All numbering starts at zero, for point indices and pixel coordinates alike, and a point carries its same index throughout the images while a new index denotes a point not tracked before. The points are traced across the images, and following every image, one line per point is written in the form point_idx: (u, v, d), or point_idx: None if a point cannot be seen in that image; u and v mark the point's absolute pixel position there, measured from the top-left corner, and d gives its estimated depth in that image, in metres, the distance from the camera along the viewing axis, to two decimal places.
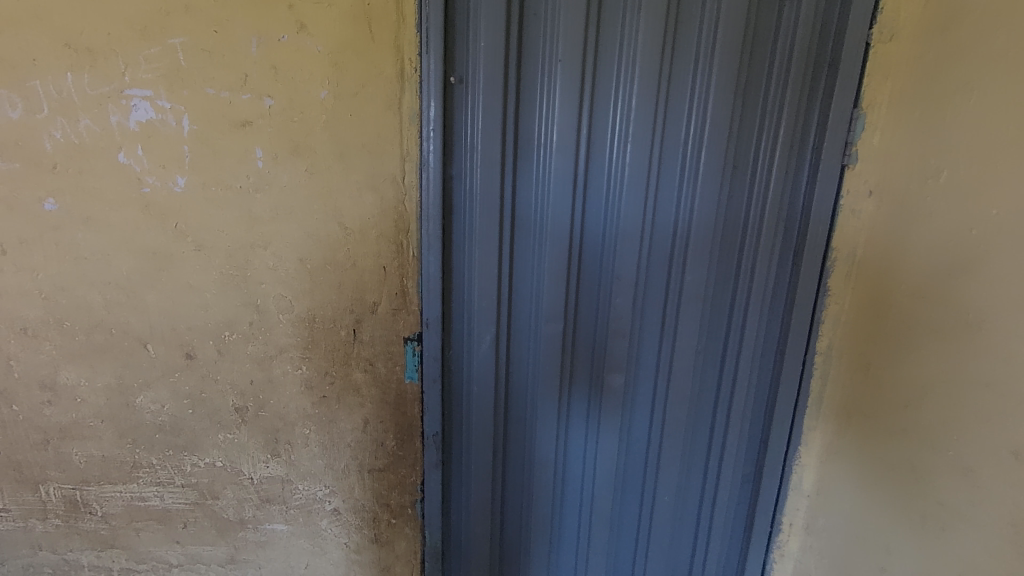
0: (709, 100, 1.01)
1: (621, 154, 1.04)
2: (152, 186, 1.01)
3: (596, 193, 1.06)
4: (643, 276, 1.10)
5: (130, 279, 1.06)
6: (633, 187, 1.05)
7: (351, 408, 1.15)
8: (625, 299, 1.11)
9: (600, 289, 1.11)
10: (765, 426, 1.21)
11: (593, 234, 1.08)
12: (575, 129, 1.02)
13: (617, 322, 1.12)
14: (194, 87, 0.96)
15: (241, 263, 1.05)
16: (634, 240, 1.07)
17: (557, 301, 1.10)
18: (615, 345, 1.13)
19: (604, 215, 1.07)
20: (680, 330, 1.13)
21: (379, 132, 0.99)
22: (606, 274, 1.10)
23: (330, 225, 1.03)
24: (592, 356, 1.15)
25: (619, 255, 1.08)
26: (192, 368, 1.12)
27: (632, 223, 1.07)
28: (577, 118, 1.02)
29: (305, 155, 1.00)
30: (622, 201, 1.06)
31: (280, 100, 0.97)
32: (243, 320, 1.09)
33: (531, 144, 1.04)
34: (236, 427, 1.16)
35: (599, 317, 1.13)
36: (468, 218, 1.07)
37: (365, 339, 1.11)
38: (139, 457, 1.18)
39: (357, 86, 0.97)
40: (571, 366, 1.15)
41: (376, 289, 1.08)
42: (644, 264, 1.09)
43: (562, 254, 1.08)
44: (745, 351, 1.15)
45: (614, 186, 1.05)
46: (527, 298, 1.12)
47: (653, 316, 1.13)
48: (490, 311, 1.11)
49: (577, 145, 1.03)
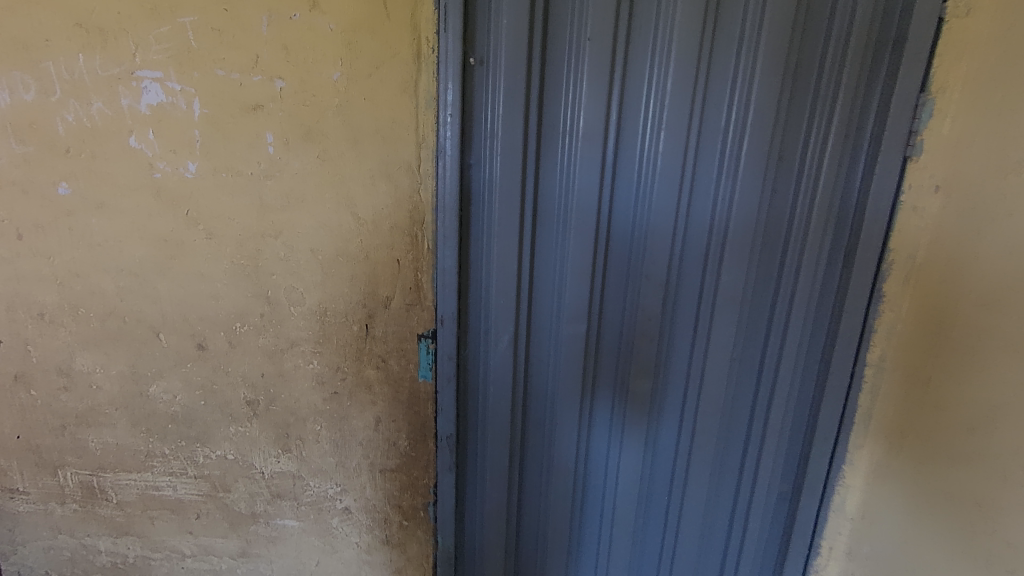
0: (755, 85, 0.91)
1: (655, 143, 0.95)
2: (163, 172, 0.98)
3: (625, 185, 0.98)
4: (675, 275, 1.02)
5: (143, 266, 1.04)
6: (667, 178, 0.96)
7: (363, 406, 1.10)
8: (655, 300, 1.03)
9: (627, 290, 1.03)
10: (804, 442, 1.11)
11: (621, 230, 1.00)
12: (605, 116, 0.94)
13: (645, 325, 1.04)
14: (204, 69, 0.92)
15: (252, 253, 1.02)
16: (667, 236, 0.99)
17: (580, 300, 1.03)
18: (643, 349, 1.06)
19: (633, 209, 0.99)
20: (716, 336, 1.04)
21: (394, 117, 0.94)
22: (636, 273, 1.02)
23: (342, 215, 0.98)
24: (618, 360, 1.07)
25: (648, 253, 1.00)
26: (204, 359, 1.10)
27: (665, 220, 0.98)
28: (605, 104, 0.94)
29: (316, 141, 0.95)
30: (654, 194, 0.98)
31: (291, 83, 0.92)
32: (255, 311, 1.06)
33: (555, 130, 0.96)
34: (248, 420, 1.13)
35: (627, 319, 1.05)
36: (487, 210, 1.01)
37: (378, 335, 1.06)
38: (153, 447, 1.17)
39: (371, 68, 0.91)
40: (595, 369, 1.08)
41: (389, 283, 1.02)
42: (676, 262, 1.01)
43: (587, 251, 1.01)
44: (786, 362, 1.06)
45: (646, 178, 0.97)
46: (548, 296, 1.05)
47: (684, 318, 1.04)
48: (509, 310, 1.04)
49: (606, 133, 0.95)
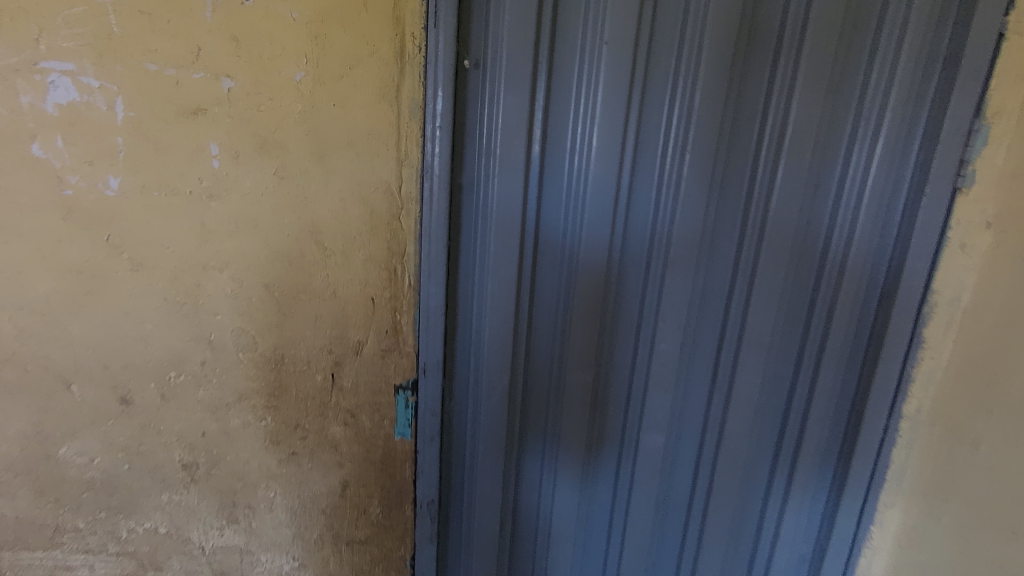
0: (793, 103, 0.80)
1: (678, 167, 0.83)
2: (76, 187, 0.79)
3: (641, 213, 0.85)
4: (694, 316, 0.89)
5: (50, 303, 0.84)
6: (690, 206, 0.84)
7: (327, 468, 0.93)
8: (672, 345, 0.89)
9: (640, 332, 0.90)
10: (830, 508, 0.97)
11: (634, 264, 0.87)
12: (620, 133, 0.81)
13: (659, 372, 0.91)
14: (130, 62, 0.74)
15: (190, 288, 0.83)
16: (688, 272, 0.86)
17: (586, 344, 0.90)
18: (655, 400, 0.92)
19: (649, 241, 0.86)
20: (738, 387, 0.91)
21: (370, 128, 0.77)
22: (650, 313, 0.89)
23: (304, 244, 0.81)
24: (627, 411, 0.93)
25: (665, 292, 0.87)
26: (129, 415, 0.90)
27: (685, 254, 0.85)
28: (622, 120, 0.80)
29: (273, 154, 0.78)
30: (674, 224, 0.84)
31: (243, 82, 0.75)
32: (194, 358, 0.87)
33: (562, 148, 0.83)
34: (184, 487, 0.94)
35: (638, 364, 0.91)
36: (480, 239, 0.86)
37: (346, 386, 0.89)
38: (63, 520, 0.96)
39: (343, 68, 0.75)
40: (601, 421, 0.94)
41: (361, 325, 0.86)
42: (696, 301, 0.88)
43: (596, 288, 0.87)
44: (815, 416, 0.93)
45: (666, 205, 0.84)
46: (547, 338, 0.91)
47: (703, 364, 0.91)
48: (504, 356, 0.89)
49: (622, 153, 0.82)
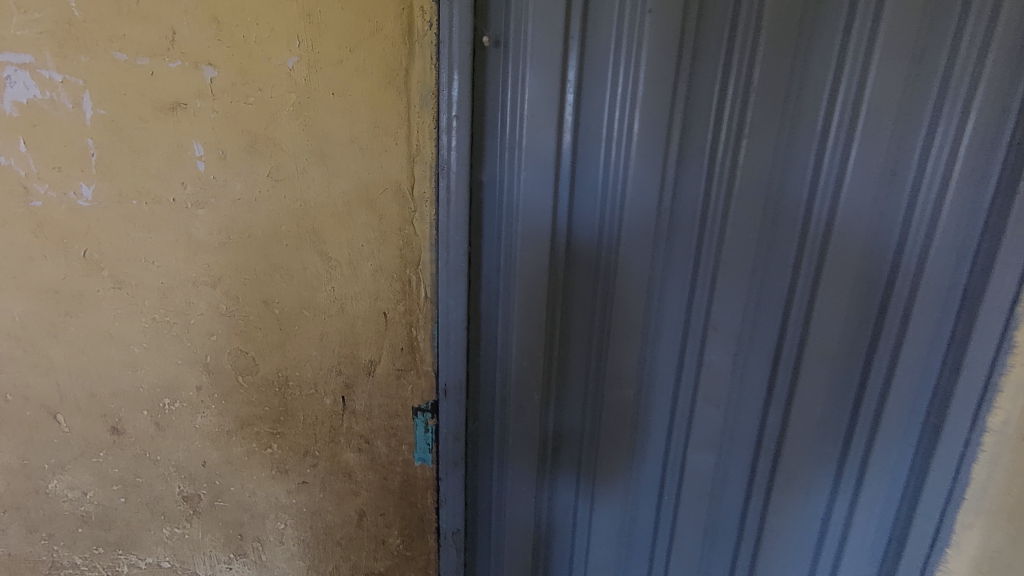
0: (870, 69, 0.62)
1: (734, 155, 0.69)
2: (45, 198, 0.69)
3: (687, 209, 0.72)
4: (748, 325, 0.75)
5: (26, 328, 0.75)
6: (747, 201, 0.70)
7: (341, 498, 0.85)
8: (723, 358, 0.77)
9: (687, 347, 0.78)
10: (893, 552, 0.77)
11: (680, 268, 0.75)
12: (666, 117, 0.69)
13: (708, 390, 0.79)
14: (96, 50, 0.63)
15: (180, 307, 0.74)
16: (743, 275, 0.73)
17: (625, 358, 0.80)
18: (704, 419, 0.80)
19: (696, 239, 0.73)
20: (796, 399, 0.75)
21: (376, 121, 0.67)
22: (698, 323, 0.77)
23: (306, 255, 0.72)
24: (671, 434, 0.82)
25: (715, 299, 0.75)
26: (121, 446, 0.81)
27: (739, 253, 0.72)
28: (668, 102, 0.69)
29: (265, 153, 0.67)
30: (727, 220, 0.71)
31: (226, 71, 0.64)
32: (188, 384, 0.78)
33: (598, 138, 0.72)
34: (187, 520, 0.86)
35: (685, 382, 0.79)
36: (505, 243, 0.77)
37: (359, 410, 0.80)
38: (59, 556, 0.88)
39: (343, 50, 0.64)
40: (642, 442, 0.84)
41: (373, 344, 0.76)
42: (752, 308, 0.74)
43: (637, 297, 0.77)
44: (882, 439, 0.73)
45: (717, 199, 0.71)
46: (583, 354, 0.81)
47: (755, 379, 0.77)
48: (534, 373, 0.81)
49: (667, 141, 0.70)
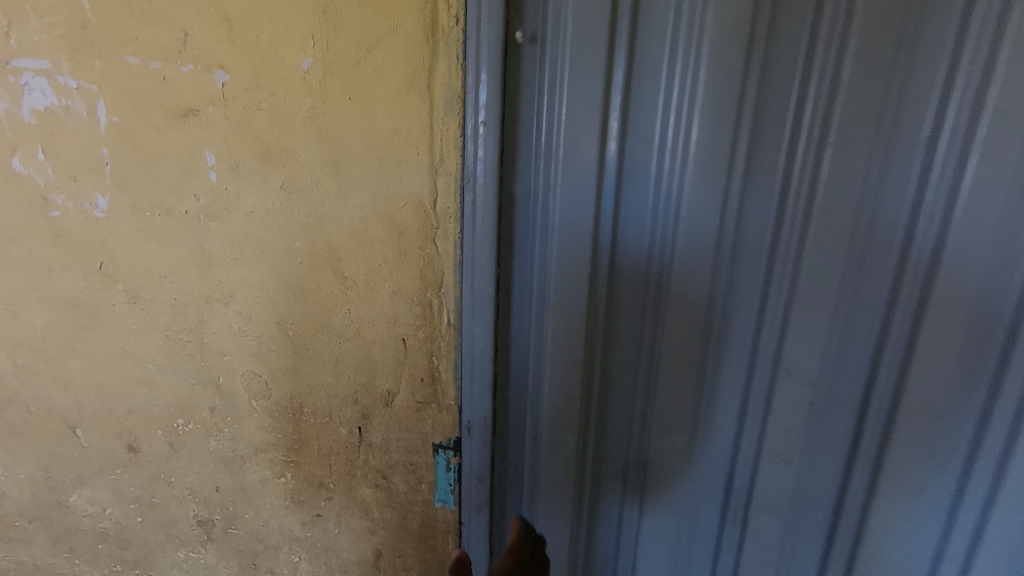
0: (998, 59, 0.47)
1: (817, 169, 0.56)
2: (62, 209, 0.67)
3: (755, 230, 0.60)
4: (829, 372, 0.61)
5: (47, 340, 0.73)
6: (833, 221, 0.57)
7: (357, 535, 0.78)
8: (797, 407, 0.63)
9: (752, 394, 0.65)
10: None
11: (746, 301, 0.63)
12: (732, 123, 0.57)
13: (777, 446, 0.65)
14: (109, 55, 0.60)
15: (193, 325, 0.70)
16: (823, 314, 0.59)
17: (675, 403, 0.68)
18: (771, 477, 0.67)
19: (766, 267, 0.61)
20: (889, 459, 0.60)
21: (396, 128, 0.60)
22: (766, 367, 0.64)
23: (321, 274, 0.66)
24: (730, 495, 0.70)
25: (787, 339, 0.62)
26: (138, 465, 0.79)
27: (818, 284, 0.59)
28: (735, 104, 0.57)
29: (278, 163, 0.62)
30: (806, 245, 0.58)
31: (238, 75, 0.59)
32: (202, 405, 0.74)
33: (650, 148, 0.61)
34: (201, 545, 0.82)
35: (751, 435, 0.67)
36: (540, 267, 0.67)
37: (376, 443, 0.73)
38: (81, 570, 0.87)
39: (361, 50, 0.58)
40: (695, 501, 0.72)
41: (391, 373, 0.69)
42: (835, 349, 0.60)
43: (693, 333, 0.65)
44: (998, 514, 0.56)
45: (795, 219, 0.58)
46: (626, 395, 0.70)
47: (834, 438, 0.63)
48: (571, 416, 0.71)
49: (733, 152, 0.58)
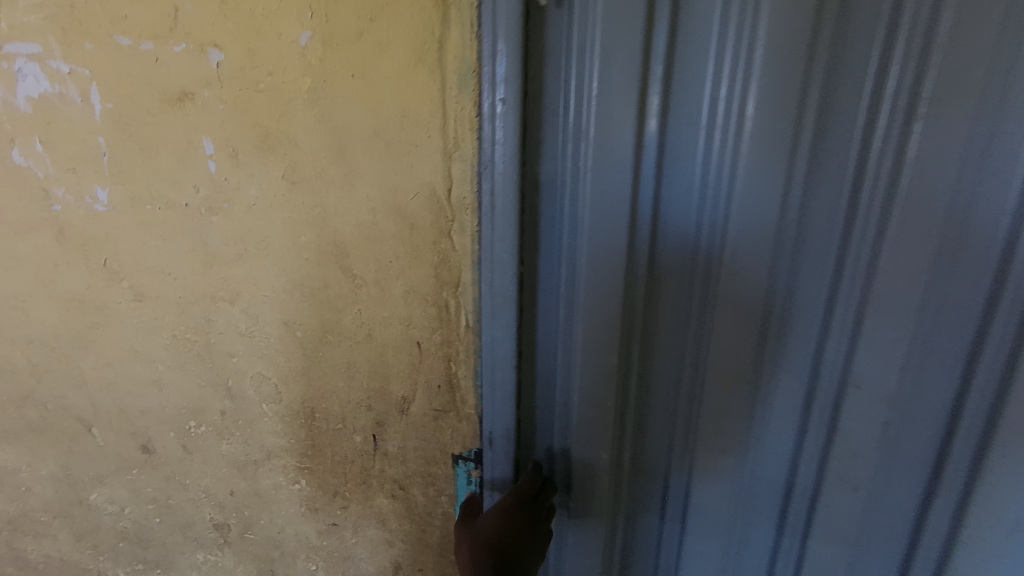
0: None
1: (901, 146, 0.46)
2: (63, 202, 0.64)
3: (822, 220, 0.51)
4: (906, 389, 0.52)
5: (58, 338, 0.71)
6: (920, 209, 0.47)
7: (375, 546, 0.74)
8: (868, 429, 0.54)
9: (813, 411, 0.56)
10: None
11: (808, 304, 0.53)
12: (797, 92, 0.48)
13: (842, 469, 0.56)
14: (99, 35, 0.56)
15: (200, 324, 0.66)
16: (904, 320, 0.50)
17: (724, 422, 0.60)
18: (834, 505, 0.58)
19: (835, 262, 0.51)
20: (979, 491, 0.51)
21: (404, 108, 0.53)
22: (831, 380, 0.55)
23: (329, 271, 0.60)
24: (784, 521, 0.61)
25: (858, 349, 0.52)
26: (153, 466, 0.76)
27: (900, 285, 0.49)
28: (802, 69, 0.47)
29: (279, 151, 0.57)
30: (885, 238, 0.49)
31: (233, 53, 0.54)
32: (213, 407, 0.70)
33: (697, 125, 0.52)
34: (218, 548, 0.79)
35: (811, 457, 0.58)
36: (568, 264, 0.59)
37: (392, 451, 0.68)
38: (105, 567, 0.86)
39: (363, 21, 0.51)
40: (745, 526, 0.63)
41: (405, 378, 0.64)
42: (917, 362, 0.51)
43: (746, 342, 0.56)
44: None
45: (871, 205, 0.49)
46: (667, 410, 0.63)
47: (913, 464, 0.53)
48: (604, 432, 0.62)
49: (796, 128, 0.49)
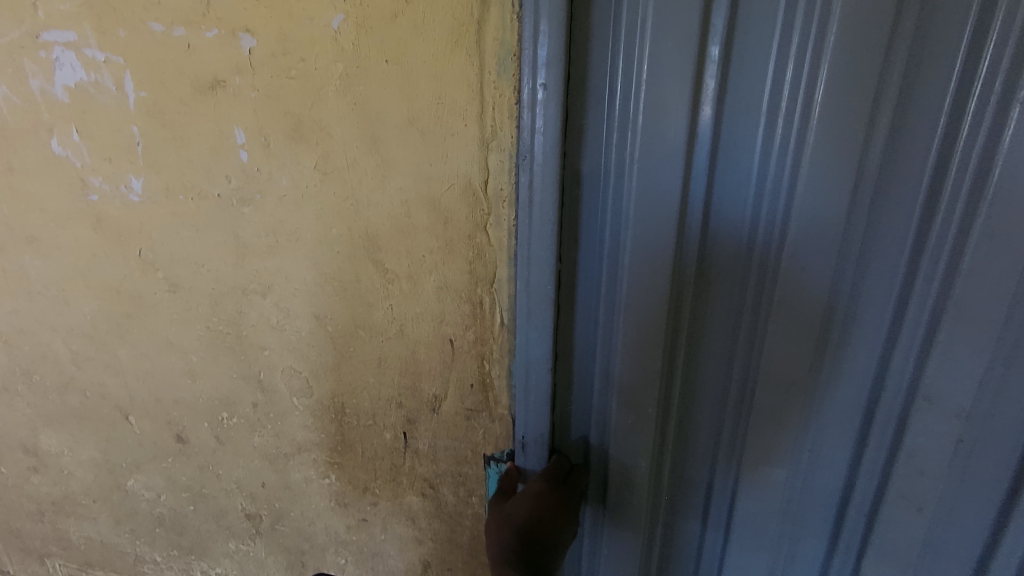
0: None
1: (993, 140, 0.41)
2: (100, 192, 0.63)
3: (895, 219, 0.46)
4: (983, 405, 0.47)
5: (96, 327, 0.72)
6: (1010, 214, 0.41)
7: (404, 543, 0.73)
8: (939, 448, 0.49)
9: (875, 426, 0.52)
10: None
11: (872, 311, 0.49)
12: (877, 74, 0.42)
13: (906, 488, 0.52)
14: (133, 22, 0.55)
15: (232, 316, 0.66)
16: (987, 332, 0.45)
17: (775, 436, 0.56)
18: (895, 527, 0.53)
19: (907, 265, 0.47)
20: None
21: (440, 95, 0.51)
22: (897, 392, 0.50)
23: (361, 265, 0.59)
24: (836, 540, 0.58)
25: (929, 362, 0.47)
26: (187, 455, 0.77)
27: (984, 292, 0.44)
28: (884, 48, 0.42)
29: (311, 140, 0.55)
30: (967, 243, 0.44)
31: (265, 39, 0.52)
32: (244, 400, 0.70)
33: (757, 113, 0.47)
34: (250, 538, 0.80)
35: (870, 474, 0.54)
36: (609, 262, 0.55)
37: (422, 450, 0.66)
38: (143, 550, 0.88)
39: (398, 2, 0.48)
40: (795, 541, 0.60)
41: (437, 375, 0.62)
42: (1000, 377, 0.45)
43: (804, 350, 0.52)
44: None
45: (953, 203, 0.43)
46: (712, 421, 0.59)
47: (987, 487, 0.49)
48: (644, 440, 0.59)
49: (869, 115, 0.43)
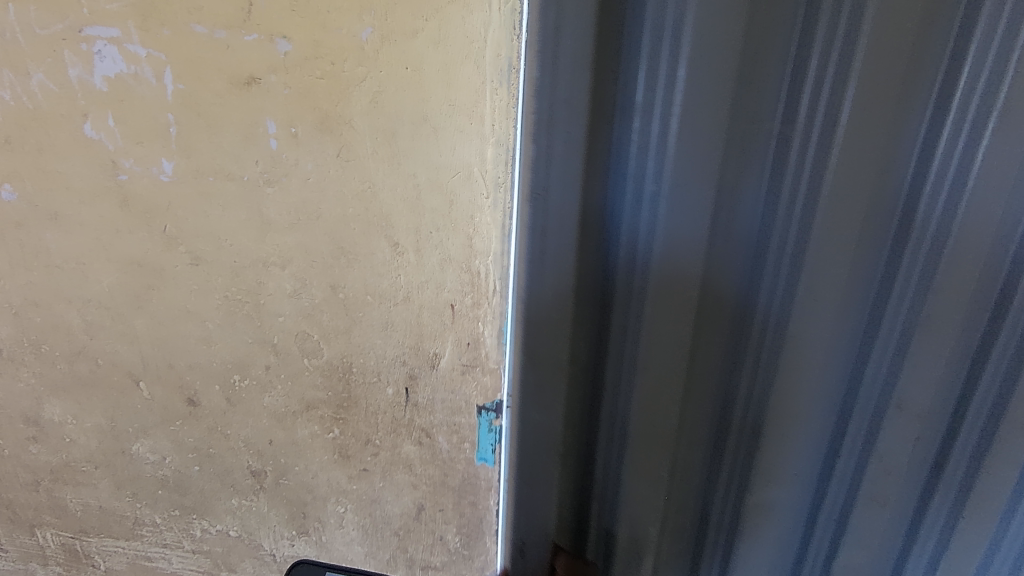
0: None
1: (953, 198, 0.56)
2: (130, 172, 0.70)
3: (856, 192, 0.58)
4: (939, 401, 0.64)
5: (114, 298, 0.78)
6: (963, 256, 0.57)
7: (401, 489, 0.83)
8: (906, 436, 0.66)
9: (858, 406, 0.68)
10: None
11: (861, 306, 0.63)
12: (881, 88, 0.54)
13: (882, 461, 0.68)
14: (177, 24, 0.62)
15: (251, 286, 0.74)
16: (945, 347, 0.61)
17: (792, 437, 0.69)
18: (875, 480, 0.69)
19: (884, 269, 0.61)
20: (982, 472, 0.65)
21: (451, 99, 0.61)
22: (879, 393, 0.66)
23: (374, 241, 0.69)
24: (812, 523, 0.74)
25: (901, 370, 0.64)
26: (197, 418, 0.84)
27: (948, 304, 0.59)
28: (884, 127, 0.55)
29: (335, 131, 0.64)
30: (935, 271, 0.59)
31: (300, 44, 0.61)
32: (258, 363, 0.78)
33: (765, 137, 0.59)
34: (254, 493, 0.87)
35: (847, 473, 0.71)
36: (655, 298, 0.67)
37: (421, 403, 0.77)
38: (143, 513, 0.93)
39: (418, 20, 0.59)
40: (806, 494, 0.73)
41: (437, 335, 0.72)
42: (953, 376, 0.62)
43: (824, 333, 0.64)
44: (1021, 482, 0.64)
45: (920, 253, 0.59)
46: (717, 384, 0.71)
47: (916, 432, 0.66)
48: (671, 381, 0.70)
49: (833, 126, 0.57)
